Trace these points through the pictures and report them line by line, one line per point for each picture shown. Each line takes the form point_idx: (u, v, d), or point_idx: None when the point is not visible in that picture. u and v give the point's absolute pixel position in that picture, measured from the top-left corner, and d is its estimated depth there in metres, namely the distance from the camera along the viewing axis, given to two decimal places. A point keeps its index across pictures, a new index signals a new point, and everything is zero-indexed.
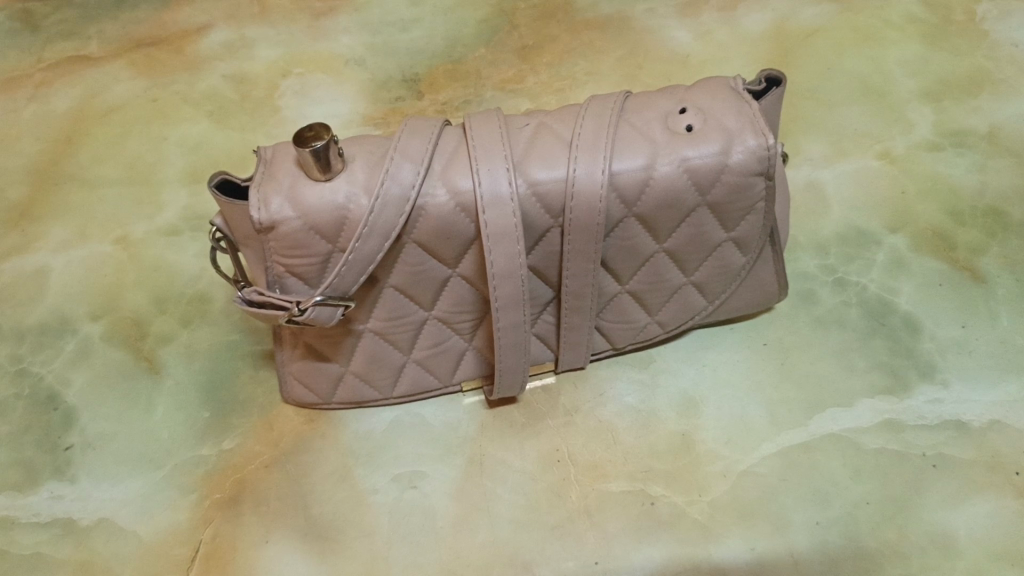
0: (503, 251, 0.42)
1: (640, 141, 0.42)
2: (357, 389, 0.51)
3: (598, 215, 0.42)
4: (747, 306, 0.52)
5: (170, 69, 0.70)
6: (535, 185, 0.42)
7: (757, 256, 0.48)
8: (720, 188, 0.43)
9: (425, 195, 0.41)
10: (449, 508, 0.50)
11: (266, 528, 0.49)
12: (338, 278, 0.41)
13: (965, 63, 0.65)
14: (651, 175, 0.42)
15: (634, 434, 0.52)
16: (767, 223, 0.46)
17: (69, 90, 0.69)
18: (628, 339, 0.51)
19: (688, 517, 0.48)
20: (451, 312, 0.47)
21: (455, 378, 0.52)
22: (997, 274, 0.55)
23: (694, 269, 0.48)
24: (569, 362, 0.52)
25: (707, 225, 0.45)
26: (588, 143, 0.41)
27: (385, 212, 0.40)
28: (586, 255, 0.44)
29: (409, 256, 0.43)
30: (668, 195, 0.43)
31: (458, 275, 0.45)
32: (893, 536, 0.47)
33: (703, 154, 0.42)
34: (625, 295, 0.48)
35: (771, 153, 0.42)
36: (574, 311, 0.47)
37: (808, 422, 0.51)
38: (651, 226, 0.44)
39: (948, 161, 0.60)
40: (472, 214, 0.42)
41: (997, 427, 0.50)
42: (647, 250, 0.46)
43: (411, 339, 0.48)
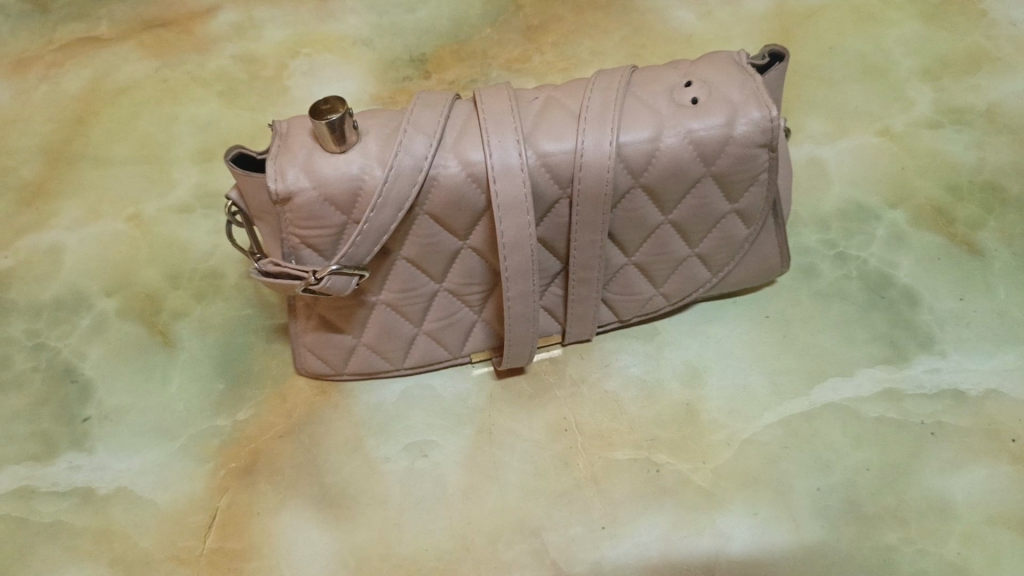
0: (513, 221, 0.43)
1: (647, 113, 0.43)
2: (370, 360, 0.52)
3: (605, 186, 0.43)
4: (751, 278, 0.53)
5: (179, 50, 0.70)
6: (545, 156, 0.43)
7: (760, 229, 0.49)
8: (725, 160, 0.44)
9: (438, 165, 0.42)
10: (459, 476, 0.51)
11: (281, 497, 0.50)
12: (352, 248, 0.42)
13: (963, 42, 0.66)
14: (657, 146, 0.43)
15: (640, 404, 0.53)
16: (770, 197, 0.47)
17: (80, 70, 0.70)
18: (633, 311, 0.53)
19: (692, 484, 0.50)
20: (461, 284, 0.48)
21: (464, 350, 0.53)
22: (995, 248, 0.56)
23: (698, 242, 0.49)
24: (576, 335, 0.53)
25: (712, 197, 0.46)
26: (597, 115, 0.42)
27: (398, 183, 0.41)
28: (593, 226, 0.45)
29: (422, 228, 0.44)
30: (674, 167, 0.44)
31: (469, 246, 0.46)
32: (892, 500, 0.48)
33: (708, 126, 0.43)
34: (631, 267, 0.50)
35: (774, 125, 0.43)
36: (582, 284, 0.49)
37: (809, 391, 0.52)
38: (657, 197, 0.45)
39: (947, 138, 0.61)
40: (483, 184, 0.43)
41: (994, 395, 0.51)
42: (653, 222, 0.47)
43: (422, 311, 0.50)
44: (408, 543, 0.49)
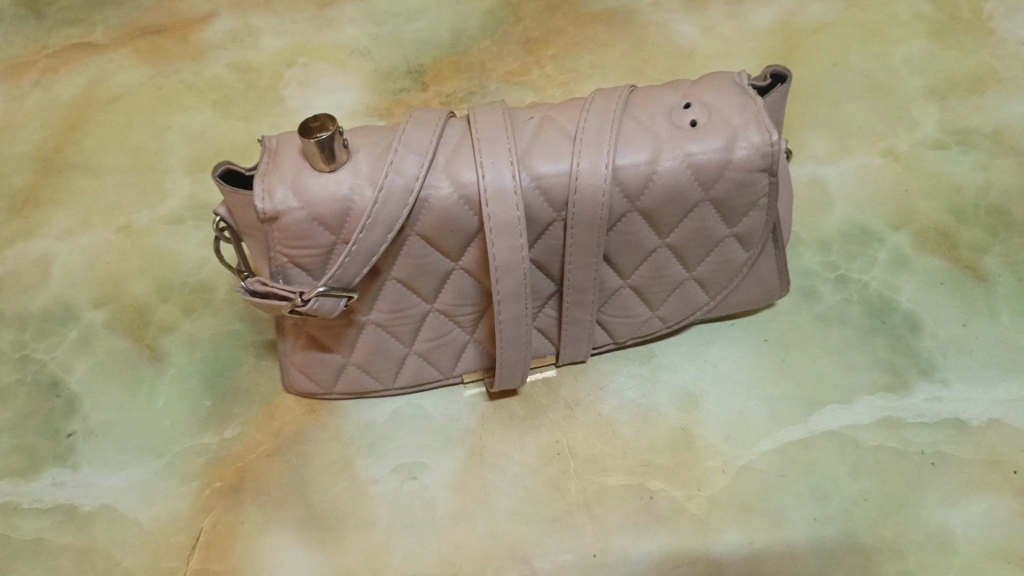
0: (505, 243, 0.42)
1: (644, 135, 0.42)
2: (359, 379, 0.51)
3: (600, 210, 0.42)
4: (750, 302, 0.52)
5: (174, 58, 0.69)
6: (540, 178, 0.42)
7: (759, 252, 0.48)
8: (724, 184, 0.43)
9: (429, 186, 0.41)
10: (449, 499, 0.50)
11: (266, 518, 0.49)
12: (341, 269, 0.41)
13: (970, 61, 0.65)
14: (655, 169, 0.42)
15: (634, 428, 0.52)
16: (771, 220, 0.46)
17: (74, 77, 0.69)
18: (629, 333, 0.52)
19: (687, 512, 0.49)
20: (454, 305, 0.47)
21: (456, 370, 0.52)
22: (999, 273, 0.55)
23: (696, 265, 0.48)
24: (571, 357, 0.52)
25: (710, 220, 0.45)
26: (592, 137, 0.41)
27: (389, 204, 0.40)
28: (588, 249, 0.44)
29: (413, 249, 0.43)
30: (672, 191, 0.43)
31: (461, 268, 0.45)
32: (891, 532, 0.47)
33: (706, 151, 0.42)
34: (626, 290, 0.49)
35: (775, 149, 0.42)
36: (576, 306, 0.47)
37: (807, 418, 0.51)
38: (654, 220, 0.44)
39: (952, 160, 0.60)
40: (476, 206, 0.42)
41: (996, 426, 0.50)
42: (650, 245, 0.46)
43: (413, 331, 0.49)
44: (395, 567, 0.48)
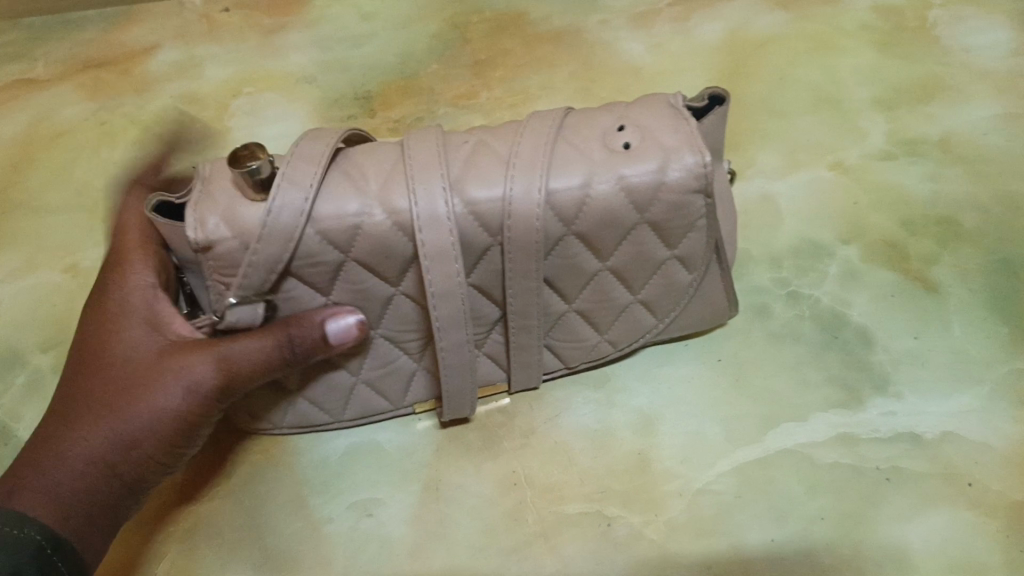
0: (441, 270, 0.41)
1: (578, 160, 0.42)
2: (307, 410, 0.50)
3: (535, 235, 0.41)
4: (702, 320, 0.51)
5: (118, 92, 0.67)
6: (473, 203, 0.41)
7: (704, 272, 0.47)
8: (659, 206, 0.43)
9: (363, 211, 0.41)
10: (406, 535, 0.50)
11: (221, 561, 0.49)
12: (244, 279, 0.41)
13: (916, 70, 0.65)
14: (590, 194, 0.42)
15: (591, 454, 0.52)
16: (713, 239, 0.46)
17: (16, 114, 0.66)
18: (579, 358, 0.51)
19: (645, 538, 0.49)
20: (398, 332, 0.47)
21: (406, 402, 0.51)
22: (950, 283, 0.55)
23: (641, 287, 0.48)
24: (523, 384, 0.51)
25: (651, 243, 0.45)
26: (525, 161, 0.41)
27: (284, 214, 0.40)
28: (527, 273, 0.43)
29: (352, 274, 0.43)
30: (607, 214, 0.42)
31: (401, 292, 0.45)
32: (849, 550, 0.47)
33: (639, 176, 0.42)
34: (573, 314, 0.48)
35: (708, 171, 0.42)
36: (522, 331, 0.47)
37: (763, 437, 0.51)
38: (594, 246, 0.44)
39: (901, 170, 0.60)
40: (410, 233, 0.42)
41: (950, 438, 0.50)
42: (592, 269, 0.45)
43: (359, 359, 0.48)
44: None
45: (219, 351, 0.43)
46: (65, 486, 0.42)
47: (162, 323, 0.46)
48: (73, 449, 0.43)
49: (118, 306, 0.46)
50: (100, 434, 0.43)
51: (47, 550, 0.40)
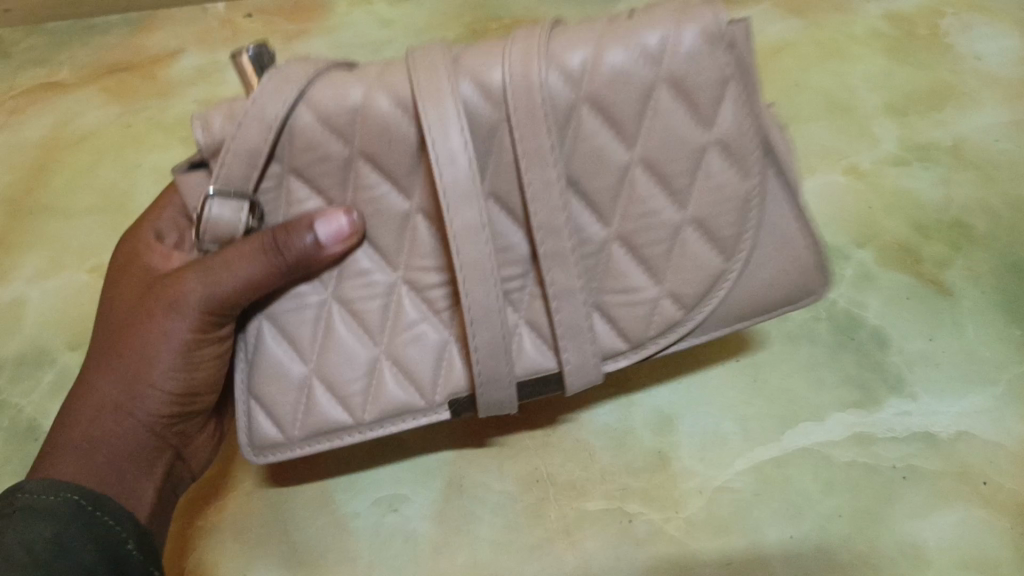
0: (449, 161, 0.39)
1: (582, 39, 0.41)
2: (323, 404, 0.45)
3: (540, 101, 0.40)
4: (782, 283, 0.45)
5: (141, 96, 0.67)
6: (478, 85, 0.41)
7: (762, 184, 0.43)
8: (677, 72, 0.41)
9: (365, 99, 0.41)
10: (430, 531, 0.51)
11: (248, 555, 0.50)
12: (224, 171, 0.41)
13: (927, 76, 0.65)
14: (598, 62, 0.41)
15: (611, 453, 0.53)
16: (751, 120, 0.42)
17: (40, 117, 0.67)
18: (641, 329, 0.45)
19: (665, 534, 0.50)
20: (420, 274, 0.44)
21: (440, 399, 0.45)
22: (963, 287, 0.56)
23: (687, 199, 0.43)
24: (579, 375, 0.44)
25: (681, 119, 0.42)
26: (524, 42, 0.41)
27: (270, 97, 0.41)
28: (540, 156, 0.40)
29: (361, 176, 0.43)
30: (620, 84, 0.41)
31: (417, 211, 0.43)
32: (864, 546, 0.48)
33: (644, 44, 0.41)
34: (618, 248, 0.44)
35: (721, 27, 0.41)
36: (556, 262, 0.42)
37: (781, 436, 0.52)
38: (615, 120, 0.42)
39: (913, 175, 0.61)
40: (413, 118, 0.41)
41: (964, 438, 0.51)
42: (620, 160, 0.42)
43: (380, 322, 0.45)
44: None
45: (212, 272, 0.44)
46: (92, 433, 0.46)
47: (182, 264, 0.48)
48: (104, 395, 0.47)
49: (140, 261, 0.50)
50: (110, 380, 0.47)
51: (86, 506, 0.42)
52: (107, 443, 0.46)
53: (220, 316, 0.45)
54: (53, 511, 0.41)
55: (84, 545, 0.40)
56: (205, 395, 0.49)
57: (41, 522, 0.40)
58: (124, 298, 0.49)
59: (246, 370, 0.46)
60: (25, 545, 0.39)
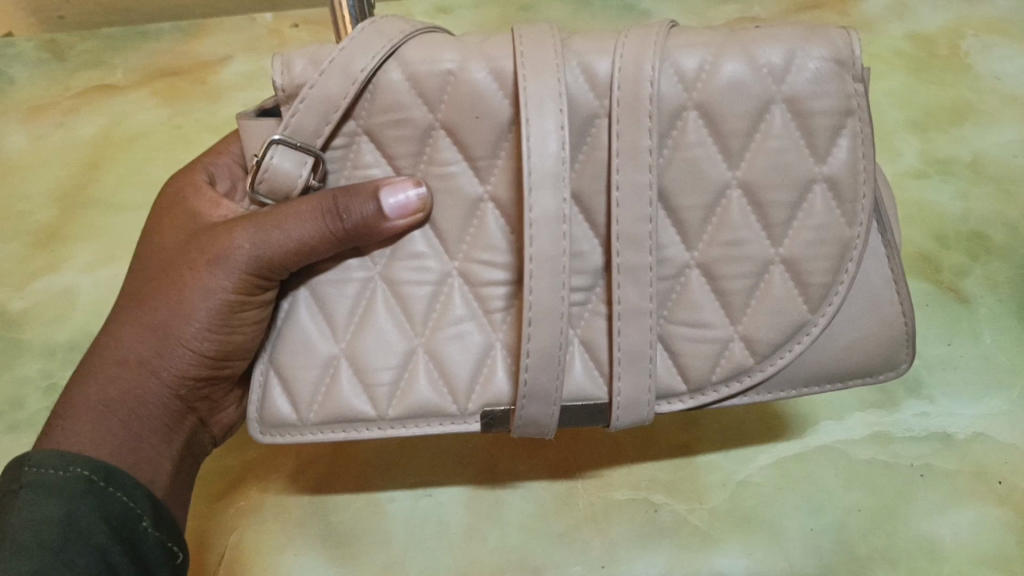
0: (541, 129, 0.39)
1: (703, 42, 0.42)
2: (345, 390, 0.43)
3: (648, 98, 0.40)
4: (865, 349, 0.43)
5: (192, 98, 0.70)
6: (585, 70, 0.41)
7: (865, 237, 0.43)
8: (791, 88, 0.42)
9: (460, 68, 0.42)
10: (462, 516, 0.53)
11: (288, 535, 0.52)
12: (297, 118, 0.41)
13: (946, 94, 0.67)
14: (716, 69, 0.41)
15: (638, 447, 0.55)
16: (865, 164, 0.42)
17: (95, 117, 0.70)
18: (707, 370, 0.43)
19: (689, 524, 0.51)
20: (477, 266, 0.44)
21: (474, 407, 0.43)
22: (981, 295, 0.58)
23: (782, 236, 0.42)
24: (628, 410, 0.42)
25: (792, 147, 0.42)
26: (641, 36, 0.41)
27: (361, 52, 0.41)
28: (638, 156, 0.40)
29: (436, 150, 0.43)
30: (733, 95, 0.41)
31: (491, 194, 0.43)
32: (884, 541, 0.50)
33: (766, 60, 0.41)
34: (699, 273, 0.43)
35: (846, 58, 0.42)
36: (629, 276, 0.41)
37: (801, 435, 0.55)
38: (722, 136, 0.42)
39: (933, 188, 0.63)
40: (509, 93, 0.42)
41: (980, 438, 0.53)
42: (718, 181, 0.42)
43: (427, 316, 0.44)
44: None
45: (265, 231, 0.42)
46: (111, 392, 0.43)
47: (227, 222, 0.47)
48: (127, 350, 0.44)
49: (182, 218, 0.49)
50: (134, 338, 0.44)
51: (97, 483, 0.39)
52: (130, 403, 0.43)
53: (263, 277, 0.43)
54: (57, 489, 0.38)
55: (88, 525, 0.37)
56: (239, 362, 0.47)
57: (43, 501, 0.37)
58: (166, 249, 0.47)
59: (273, 340, 0.44)
60: (24, 531, 0.36)
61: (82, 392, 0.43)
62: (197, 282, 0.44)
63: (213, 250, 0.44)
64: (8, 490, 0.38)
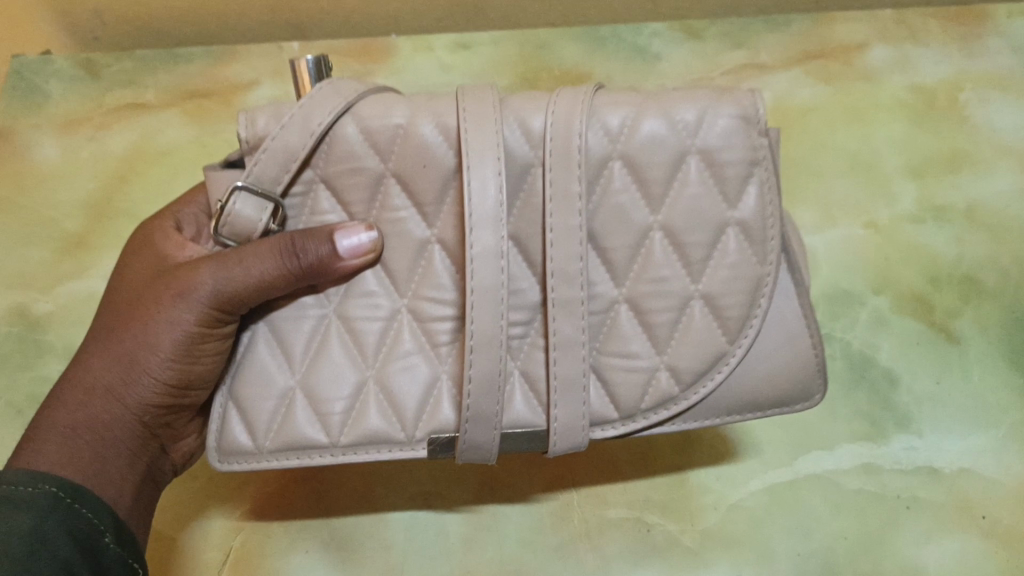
0: (480, 175, 0.42)
1: (624, 101, 0.45)
2: (299, 418, 0.44)
3: (576, 150, 0.43)
4: (783, 379, 0.45)
5: (218, 119, 0.73)
6: (522, 127, 0.44)
7: (775, 275, 0.45)
8: (704, 142, 0.44)
9: (408, 124, 0.45)
10: (461, 526, 0.54)
11: (292, 538, 0.54)
12: (259, 167, 0.43)
13: (947, 143, 0.69)
14: (637, 126, 0.44)
15: (634, 467, 0.56)
16: (773, 209, 0.45)
17: (124, 132, 0.72)
18: (633, 399, 0.44)
19: (680, 544, 0.53)
20: (425, 303, 0.45)
21: (421, 434, 0.44)
22: (971, 336, 0.60)
23: (700, 273, 0.45)
24: (565, 436, 0.43)
25: (705, 194, 0.44)
26: (569, 94, 0.44)
27: (318, 107, 0.44)
28: (569, 202, 0.43)
29: (387, 197, 0.45)
30: (651, 149, 0.44)
31: (436, 239, 0.45)
32: (869, 567, 0.53)
33: (681, 117, 0.44)
34: (624, 307, 0.45)
35: (754, 113, 0.44)
36: (562, 310, 0.43)
37: (793, 461, 0.56)
38: (644, 183, 0.44)
39: (930, 233, 0.65)
40: (454, 146, 0.44)
41: (966, 473, 0.55)
42: (641, 224, 0.44)
43: (376, 350, 0.45)
44: None
45: (227, 268, 0.44)
46: (79, 417, 0.45)
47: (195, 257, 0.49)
48: (97, 377, 0.46)
49: (154, 256, 0.51)
50: (104, 368, 0.46)
51: (64, 499, 0.40)
52: (96, 427, 0.45)
53: (225, 312, 0.45)
54: (30, 502, 0.39)
55: (55, 539, 0.39)
56: (203, 390, 0.48)
57: (15, 512, 0.38)
58: (138, 284, 0.49)
59: (232, 373, 0.46)
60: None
61: (51, 416, 0.45)
62: (163, 314, 0.46)
63: (178, 286, 0.46)
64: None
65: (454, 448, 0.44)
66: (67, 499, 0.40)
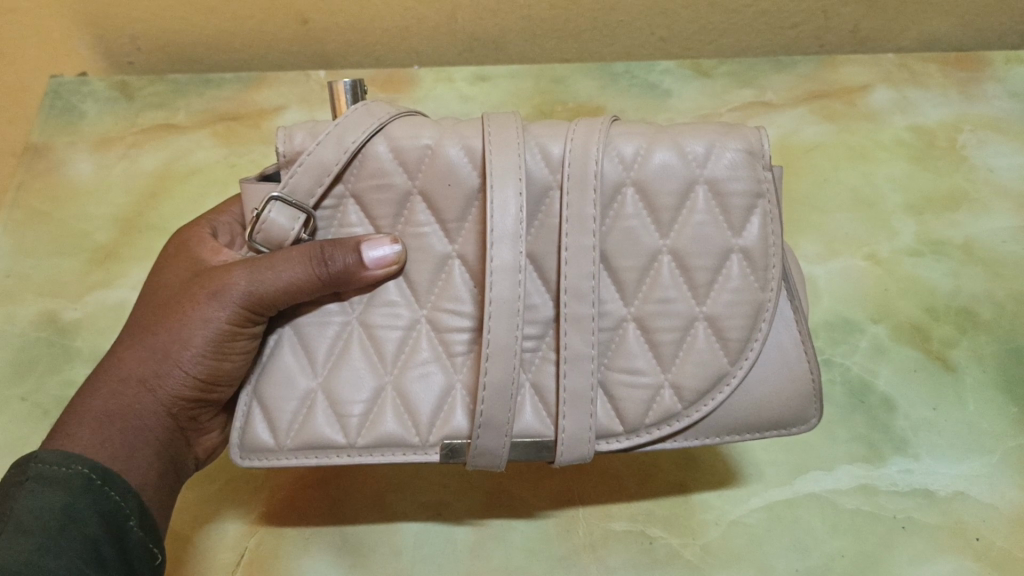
0: (502, 193, 0.44)
1: (636, 133, 0.48)
2: (319, 422, 0.45)
3: (592, 175, 0.45)
4: (780, 402, 0.47)
5: (247, 141, 0.76)
6: (542, 152, 0.47)
7: (776, 301, 0.47)
8: (711, 173, 0.47)
9: (435, 145, 0.47)
10: (469, 534, 0.56)
11: (305, 541, 0.56)
12: (294, 179, 0.45)
13: (945, 182, 0.72)
14: (648, 156, 0.47)
15: (637, 482, 0.58)
16: (775, 239, 0.47)
17: (157, 152, 0.76)
18: (639, 413, 0.46)
19: (682, 557, 0.55)
20: (444, 315, 0.47)
21: (433, 439, 0.45)
22: (967, 365, 0.62)
23: (705, 296, 0.47)
24: (572, 446, 0.45)
25: (711, 222, 0.47)
26: (587, 124, 0.47)
27: (353, 127, 0.46)
28: (583, 222, 0.45)
29: (412, 213, 0.47)
30: (661, 177, 0.47)
31: (457, 254, 0.47)
32: None
33: (690, 150, 0.47)
34: (632, 327, 0.47)
35: (758, 148, 0.47)
36: (574, 324, 0.45)
37: (793, 480, 0.58)
38: (654, 210, 0.47)
39: (927, 266, 0.67)
40: (479, 167, 0.47)
41: (961, 497, 0.57)
42: (650, 247, 0.47)
43: (395, 357, 0.46)
44: None
45: (259, 271, 0.46)
46: (111, 406, 0.46)
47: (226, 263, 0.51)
48: (130, 369, 0.48)
49: (187, 262, 0.52)
50: (137, 361, 0.47)
51: (95, 481, 0.42)
52: (129, 416, 0.46)
53: (255, 313, 0.46)
54: (60, 482, 0.41)
55: (83, 517, 0.40)
56: (228, 387, 0.50)
57: (46, 491, 0.40)
58: (172, 286, 0.51)
59: (256, 374, 0.47)
60: (28, 515, 0.39)
61: (85, 402, 0.46)
62: (196, 313, 0.47)
63: (212, 286, 0.47)
64: (12, 480, 0.40)
65: (465, 454, 0.45)
66: (98, 481, 0.42)
